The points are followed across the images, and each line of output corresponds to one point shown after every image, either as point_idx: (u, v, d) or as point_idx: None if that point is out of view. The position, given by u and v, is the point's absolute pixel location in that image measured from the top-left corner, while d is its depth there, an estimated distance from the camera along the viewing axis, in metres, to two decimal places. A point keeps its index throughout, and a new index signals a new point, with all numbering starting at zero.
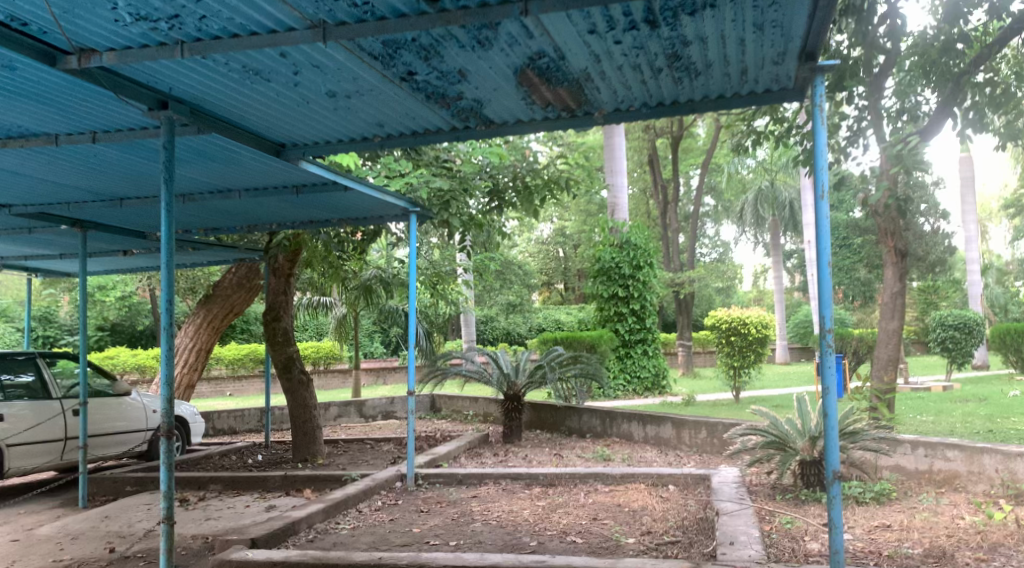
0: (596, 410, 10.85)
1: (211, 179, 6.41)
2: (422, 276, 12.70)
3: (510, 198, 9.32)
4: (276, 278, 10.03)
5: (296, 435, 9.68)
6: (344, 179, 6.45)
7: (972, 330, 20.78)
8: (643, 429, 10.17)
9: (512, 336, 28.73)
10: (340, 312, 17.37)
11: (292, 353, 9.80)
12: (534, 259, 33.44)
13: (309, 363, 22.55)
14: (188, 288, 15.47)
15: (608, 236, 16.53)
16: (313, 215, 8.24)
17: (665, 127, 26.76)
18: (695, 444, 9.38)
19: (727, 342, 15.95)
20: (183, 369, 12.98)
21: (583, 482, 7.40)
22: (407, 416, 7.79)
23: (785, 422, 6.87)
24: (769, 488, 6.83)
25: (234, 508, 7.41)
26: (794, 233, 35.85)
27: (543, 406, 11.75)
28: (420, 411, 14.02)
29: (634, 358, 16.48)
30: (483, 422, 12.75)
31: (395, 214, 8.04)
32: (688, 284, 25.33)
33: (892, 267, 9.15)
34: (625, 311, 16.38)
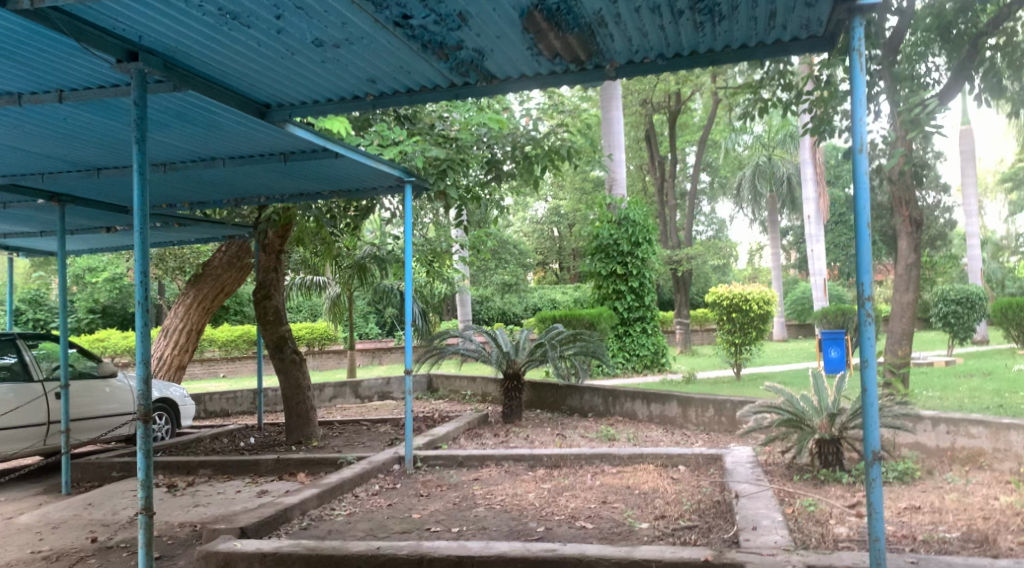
0: (598, 388, 10.53)
1: (193, 145, 6.02)
2: (418, 253, 12.33)
3: (509, 169, 8.93)
4: (266, 255, 9.64)
5: (289, 417, 9.33)
6: (335, 145, 6.07)
7: (974, 305, 20.51)
8: (648, 407, 9.86)
9: (508, 315, 28.42)
10: (333, 292, 17.00)
11: (285, 333, 9.40)
12: (529, 237, 33.04)
13: (303, 344, 22.19)
14: (177, 268, 15.07)
15: (606, 212, 16.15)
16: (303, 188, 7.86)
17: (663, 101, 26.31)
18: (702, 422, 9.08)
19: (728, 319, 15.62)
20: (173, 350, 12.62)
21: (589, 464, 7.09)
22: (405, 397, 7.44)
23: (801, 399, 6.56)
24: (785, 468, 6.53)
25: (224, 493, 7.07)
26: (792, 209, 35.51)
27: (543, 385, 11.43)
28: (417, 392, 13.70)
29: (633, 335, 16.15)
30: (481, 402, 12.44)
31: (389, 186, 7.65)
32: (686, 261, 25.00)
33: (907, 238, 8.80)
34: (623, 289, 16.05)
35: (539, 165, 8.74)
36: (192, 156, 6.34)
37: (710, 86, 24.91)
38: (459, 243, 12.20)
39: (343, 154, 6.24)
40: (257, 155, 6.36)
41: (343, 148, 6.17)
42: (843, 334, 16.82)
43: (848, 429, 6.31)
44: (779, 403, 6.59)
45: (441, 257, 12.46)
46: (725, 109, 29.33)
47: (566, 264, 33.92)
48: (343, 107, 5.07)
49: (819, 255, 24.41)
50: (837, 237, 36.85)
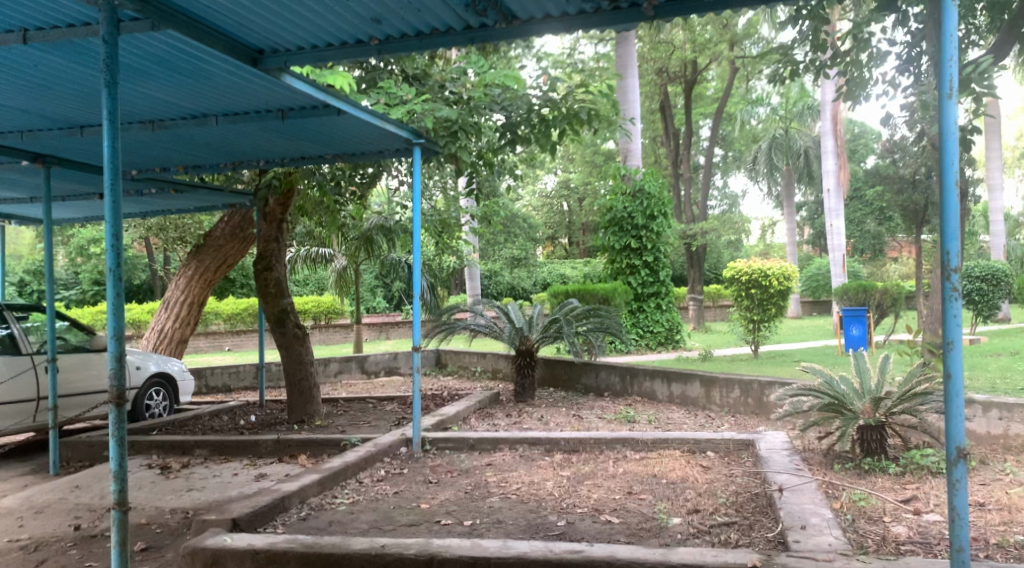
0: (615, 366, 10.04)
1: (181, 99, 5.50)
2: (427, 224, 11.80)
3: (524, 134, 8.40)
4: (267, 224, 9.14)
5: (291, 394, 8.88)
6: (335, 100, 5.53)
7: (998, 282, 19.86)
8: (668, 387, 9.36)
9: (517, 290, 27.91)
10: (339, 265, 16.50)
11: (287, 306, 8.91)
12: (538, 212, 32.43)
13: (309, 318, 21.78)
14: (177, 238, 14.60)
15: (621, 184, 15.56)
16: (303, 151, 7.34)
17: (679, 70, 25.58)
18: (727, 404, 8.59)
19: (746, 295, 15.06)
20: (174, 322, 12.19)
21: (610, 448, 6.62)
22: (413, 376, 6.96)
23: (840, 381, 6.06)
24: (824, 456, 6.04)
25: (220, 477, 6.62)
26: (807, 184, 34.75)
27: (557, 362, 10.94)
28: (425, 367, 13.26)
29: (647, 312, 15.61)
30: (491, 379, 11.99)
31: (395, 149, 7.12)
32: (701, 236, 24.40)
33: None
34: (637, 263, 15.50)
35: (557, 131, 8.18)
36: (182, 112, 5.83)
37: (728, 55, 24.16)
38: (470, 214, 11.68)
39: (345, 110, 5.72)
40: (252, 111, 5.84)
41: (346, 104, 5.66)
42: (865, 312, 16.27)
43: (893, 414, 5.80)
44: (819, 385, 6.08)
45: (451, 229, 11.94)
46: (741, 80, 28.55)
47: (577, 239, 33.34)
48: (345, 54, 4.56)
49: (838, 229, 23.75)
50: (852, 212, 36.11)
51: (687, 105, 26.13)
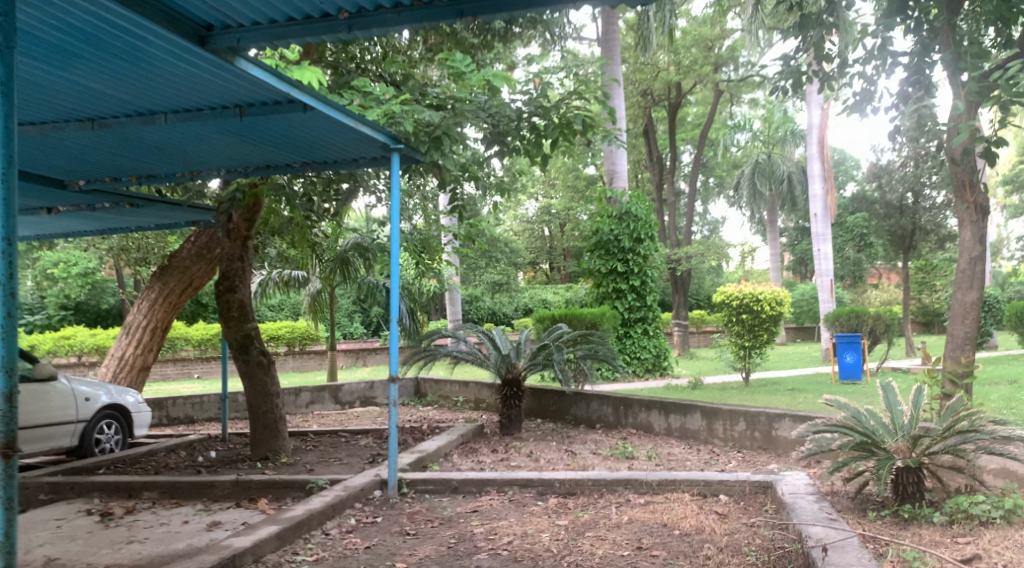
0: (608, 396, 9.30)
1: (122, 90, 4.81)
2: (407, 244, 11.05)
3: (518, 149, 7.75)
4: (230, 241, 8.38)
5: (255, 428, 8.07)
6: (299, 91, 4.85)
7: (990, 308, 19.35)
8: (666, 420, 8.64)
9: (498, 316, 27.22)
10: (314, 288, 15.70)
11: (251, 331, 8.14)
12: (519, 236, 31.80)
13: (282, 344, 20.93)
14: (141, 260, 13.79)
15: (606, 206, 14.87)
16: (269, 158, 6.66)
17: (663, 93, 25.11)
18: (731, 438, 7.91)
19: (737, 320, 14.37)
20: (135, 348, 11.34)
21: (610, 492, 5.91)
22: (389, 409, 6.19)
23: (869, 415, 5.42)
24: (854, 502, 5.36)
25: (168, 525, 5.81)
26: (790, 210, 34.42)
27: (545, 392, 10.16)
28: (403, 397, 12.48)
29: (634, 337, 14.89)
30: (474, 410, 11.24)
31: (371, 156, 6.44)
32: (685, 261, 23.86)
33: (971, 227, 7.56)
34: (624, 287, 14.77)
35: (551, 143, 7.48)
36: (125, 109, 5.14)
37: (712, 77, 23.73)
38: (452, 235, 10.95)
39: (312, 106, 5.06)
40: (206, 109, 5.14)
41: (312, 98, 5.00)
42: (859, 339, 15.74)
43: (934, 453, 5.13)
44: (846, 420, 5.45)
45: (432, 249, 11.20)
46: (724, 103, 28.19)
47: (558, 264, 32.70)
48: (308, 30, 4.05)
49: (825, 254, 23.24)
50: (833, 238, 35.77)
51: (670, 128, 25.67)
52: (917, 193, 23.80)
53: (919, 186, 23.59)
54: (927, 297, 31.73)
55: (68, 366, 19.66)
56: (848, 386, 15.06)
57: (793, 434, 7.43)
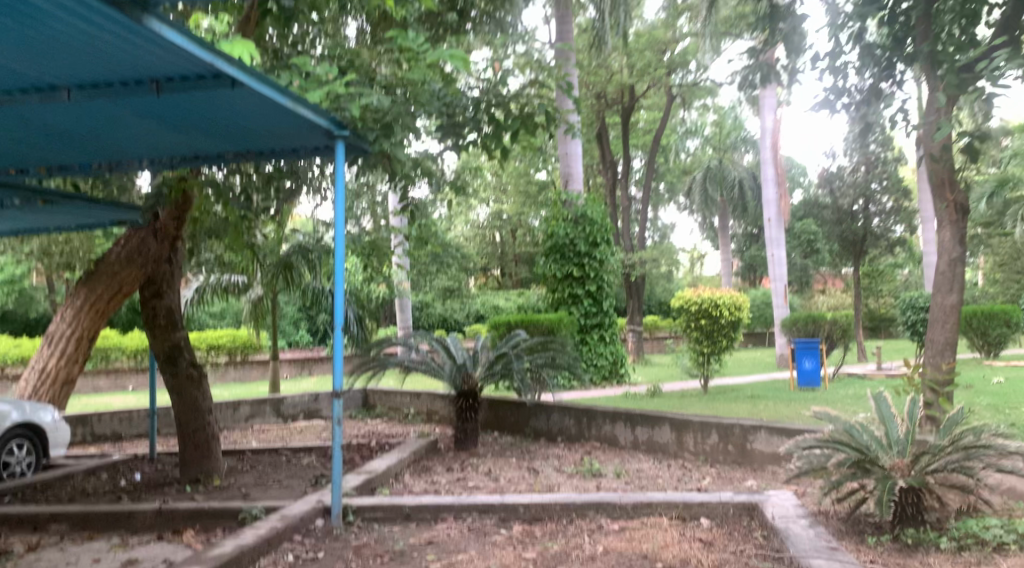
0: (570, 407, 8.74)
1: (11, 57, 4.09)
2: (353, 246, 10.35)
3: (476, 143, 7.20)
4: (157, 243, 7.62)
5: (184, 448, 7.29)
6: (225, 63, 4.19)
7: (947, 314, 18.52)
8: (632, 432, 8.10)
9: (450, 323, 26.47)
10: (255, 295, 14.84)
11: (181, 340, 7.38)
12: (470, 242, 31.14)
13: (223, 354, 19.93)
14: (66, 265, 12.82)
15: (561, 210, 14.27)
16: (198, 147, 5.96)
17: (616, 97, 24.70)
18: (703, 452, 7.43)
19: (695, 327, 13.87)
20: (57, 359, 10.46)
21: (580, 516, 5.35)
22: (333, 427, 5.52)
23: (862, 430, 4.98)
24: (849, 524, 4.90)
25: (76, 565, 5.06)
26: (740, 216, 34.40)
27: (502, 403, 9.57)
28: (351, 410, 11.77)
29: (591, 344, 14.37)
30: (426, 422, 10.61)
31: (312, 144, 5.78)
32: (639, 267, 23.52)
33: (950, 227, 7.19)
34: (580, 293, 14.19)
35: (511, 135, 6.93)
36: (20, 83, 4.41)
37: (665, 81, 23.39)
38: (402, 236, 10.33)
39: (243, 81, 4.41)
40: (118, 84, 4.44)
41: (243, 72, 4.34)
42: (817, 344, 15.49)
43: (936, 472, 4.70)
44: (836, 435, 4.98)
45: (381, 252, 10.51)
46: (675, 108, 27.96)
47: (510, 271, 32.13)
48: None
49: (779, 259, 23.02)
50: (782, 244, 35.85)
51: (624, 132, 25.28)
52: (867, 199, 23.87)
53: (869, 192, 23.66)
54: (874, 301, 32.04)
55: None
56: (807, 393, 14.77)
57: (768, 448, 6.96)
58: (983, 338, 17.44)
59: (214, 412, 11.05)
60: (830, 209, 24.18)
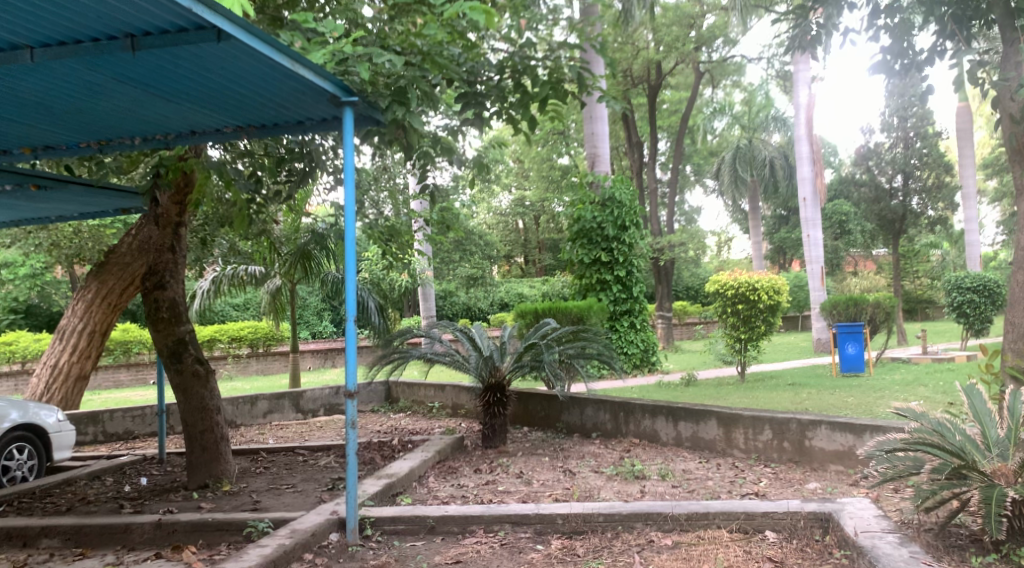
0: (605, 401, 8.10)
1: None
2: (370, 231, 9.69)
3: (499, 115, 6.59)
4: (160, 229, 7.06)
5: (191, 450, 6.74)
6: (208, 12, 3.58)
7: (994, 295, 16.86)
8: (673, 427, 7.44)
9: (474, 311, 25.73)
10: (273, 285, 14.27)
11: (186, 335, 6.83)
12: (494, 230, 30.44)
13: (244, 346, 19.47)
14: (75, 256, 12.34)
15: (588, 192, 13.54)
16: (193, 120, 5.37)
17: (642, 74, 23.81)
18: (755, 449, 6.76)
19: (731, 312, 13.01)
20: (70, 356, 9.76)
21: (627, 529, 4.75)
22: (346, 432, 4.88)
23: (956, 429, 4.34)
24: (941, 538, 4.24)
25: None
26: (771, 197, 33.37)
27: (531, 396, 8.94)
28: (373, 404, 11.22)
29: (621, 332, 13.69)
30: (451, 416, 10.04)
31: (318, 111, 5.16)
32: (668, 250, 22.71)
33: None
34: (609, 279, 13.42)
35: (539, 103, 6.33)
36: None
37: (693, 57, 22.42)
38: (423, 220, 9.70)
39: (231, 35, 3.80)
40: (88, 41, 3.86)
41: (229, 23, 3.72)
42: (860, 328, 14.67)
43: None
44: (925, 435, 4.39)
45: (401, 238, 9.88)
46: (702, 85, 26.98)
47: (534, 257, 31.41)
48: None
49: (815, 240, 22.10)
50: None
51: (651, 110, 24.36)
52: (906, 175, 22.92)
53: (908, 168, 22.73)
54: (910, 282, 31.03)
55: (9, 374, 18.03)
56: (850, 379, 14.00)
57: (830, 445, 6.28)
58: None
59: (231, 408, 10.53)
60: (867, 186, 23.20)
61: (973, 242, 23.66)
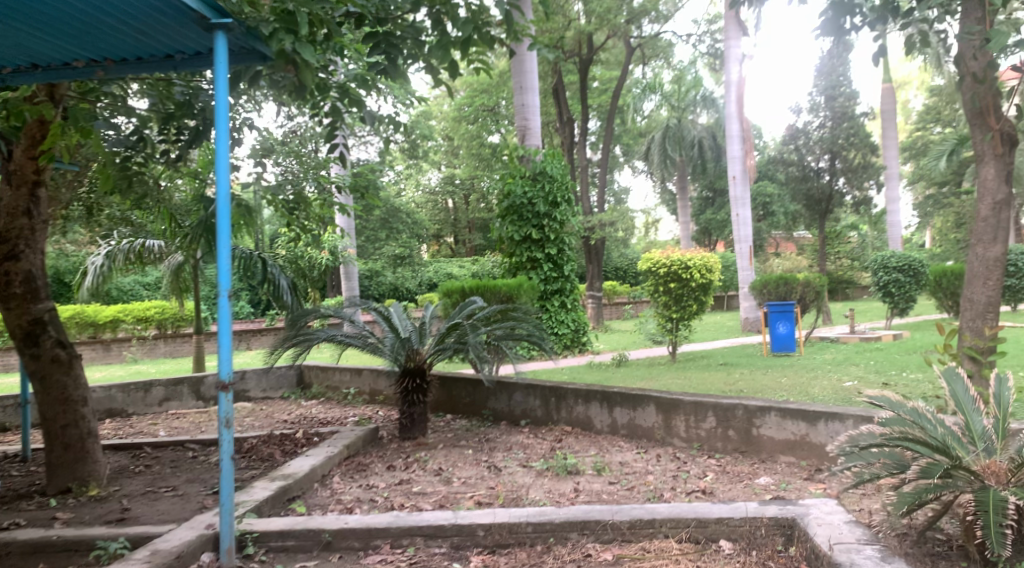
0: (535, 385, 7.38)
1: None
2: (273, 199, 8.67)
3: (416, 62, 5.77)
4: (11, 189, 5.87)
5: (51, 450, 5.73)
6: None
7: (918, 275, 16.77)
8: (608, 414, 6.78)
9: (402, 292, 24.38)
10: (175, 261, 13.03)
11: (44, 314, 5.81)
12: (423, 208, 29.34)
13: (150, 328, 18.02)
14: None
15: (517, 166, 12.73)
16: (29, 47, 4.40)
17: (574, 48, 23.01)
18: (697, 438, 6.16)
19: (664, 291, 12.39)
20: None
21: (562, 543, 4.07)
22: (219, 432, 4.13)
23: (938, 424, 3.80)
24: (921, 551, 3.70)
25: None
26: (700, 178, 33.16)
27: (454, 380, 8.15)
28: (283, 390, 10.25)
29: (551, 311, 12.99)
30: (368, 403, 9.21)
31: (185, 35, 4.24)
32: (600, 229, 22.09)
33: (993, 161, 6.05)
34: (539, 257, 12.70)
35: (460, 47, 5.53)
36: None
37: (625, 31, 21.69)
38: (336, 185, 8.72)
39: None
40: None
41: None
42: (792, 307, 14.29)
43: None
44: (905, 428, 3.84)
45: (310, 209, 8.92)
46: (634, 63, 26.37)
47: (463, 237, 30.52)
48: None
49: (746, 219, 21.75)
50: None
51: (581, 86, 23.62)
52: (833, 155, 22.91)
53: (835, 148, 22.78)
54: (831, 262, 31.39)
55: None
56: (782, 360, 13.65)
57: (779, 434, 5.71)
58: (952, 299, 17.02)
59: (120, 395, 9.43)
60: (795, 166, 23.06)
61: (895, 223, 23.82)
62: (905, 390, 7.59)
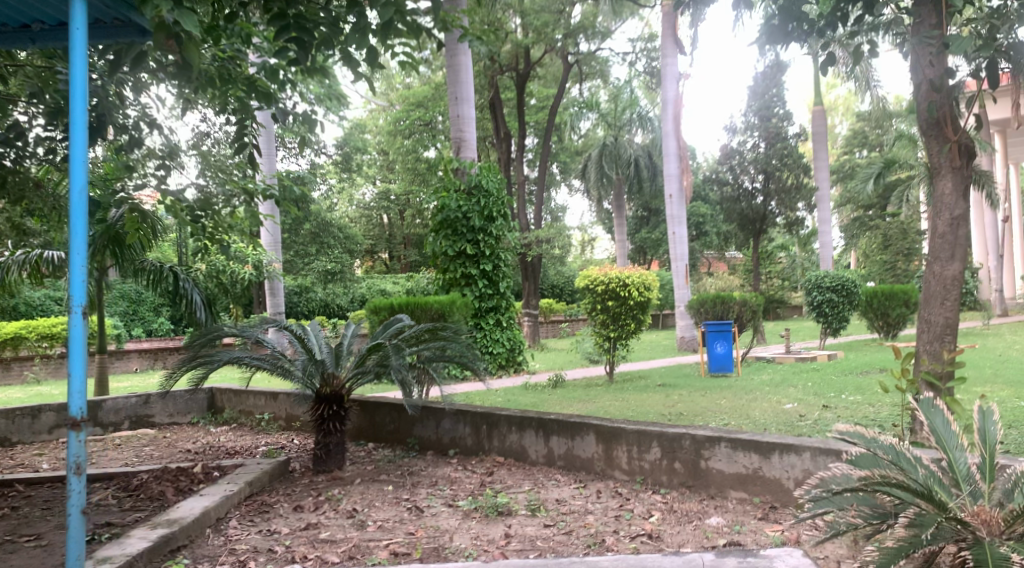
0: (465, 412, 6.76)
1: None
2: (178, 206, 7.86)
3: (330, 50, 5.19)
4: None
5: None
6: None
7: (852, 294, 16.71)
8: (543, 443, 6.20)
9: (332, 309, 23.40)
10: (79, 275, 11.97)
11: None
12: (356, 223, 28.42)
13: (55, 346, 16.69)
14: None
15: (452, 179, 12.12)
16: None
17: (510, 62, 22.57)
18: (639, 470, 5.62)
19: (601, 309, 11.89)
20: None
21: None
22: (67, 477, 3.58)
23: (920, 465, 3.38)
24: None
25: None
26: (637, 197, 33.10)
27: (377, 406, 7.46)
28: (192, 415, 9.38)
29: (486, 330, 12.38)
30: (283, 430, 8.44)
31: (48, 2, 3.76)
32: (536, 246, 21.57)
33: (951, 176, 5.71)
34: (473, 273, 12.08)
35: (379, 32, 4.95)
36: None
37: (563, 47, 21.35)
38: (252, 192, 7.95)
39: None
40: None
41: None
42: (730, 326, 13.98)
43: None
44: (881, 470, 3.40)
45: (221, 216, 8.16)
46: (571, 81, 26.10)
47: (398, 254, 29.68)
48: None
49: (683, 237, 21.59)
50: None
51: (518, 102, 23.16)
52: (767, 175, 23.01)
53: (769, 169, 22.87)
54: (764, 282, 31.58)
55: None
56: (721, 381, 13.29)
57: (730, 468, 5.21)
58: (884, 319, 17.03)
59: (3, 422, 8.43)
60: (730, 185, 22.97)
61: (827, 243, 23.98)
62: (854, 416, 7.19)
